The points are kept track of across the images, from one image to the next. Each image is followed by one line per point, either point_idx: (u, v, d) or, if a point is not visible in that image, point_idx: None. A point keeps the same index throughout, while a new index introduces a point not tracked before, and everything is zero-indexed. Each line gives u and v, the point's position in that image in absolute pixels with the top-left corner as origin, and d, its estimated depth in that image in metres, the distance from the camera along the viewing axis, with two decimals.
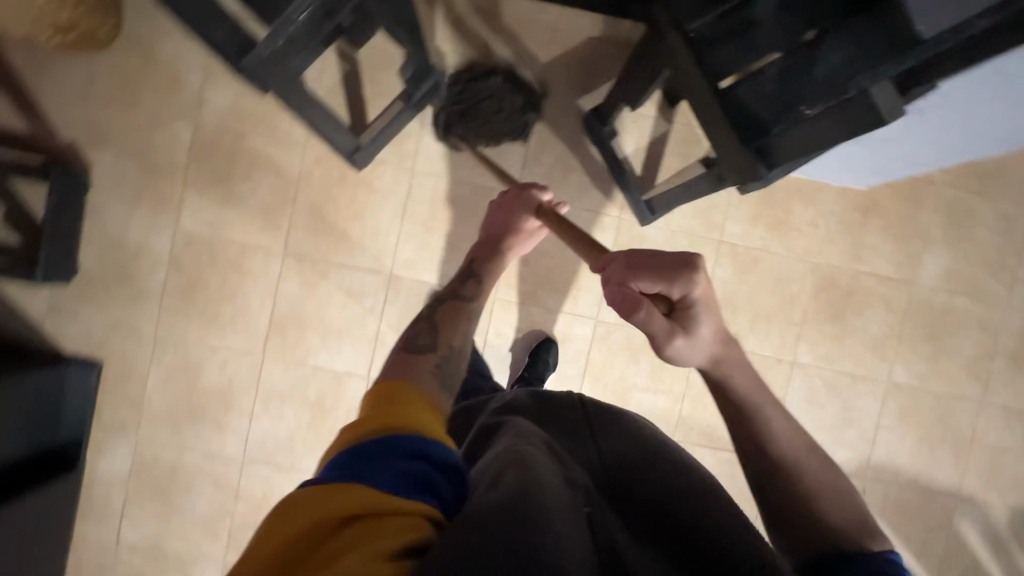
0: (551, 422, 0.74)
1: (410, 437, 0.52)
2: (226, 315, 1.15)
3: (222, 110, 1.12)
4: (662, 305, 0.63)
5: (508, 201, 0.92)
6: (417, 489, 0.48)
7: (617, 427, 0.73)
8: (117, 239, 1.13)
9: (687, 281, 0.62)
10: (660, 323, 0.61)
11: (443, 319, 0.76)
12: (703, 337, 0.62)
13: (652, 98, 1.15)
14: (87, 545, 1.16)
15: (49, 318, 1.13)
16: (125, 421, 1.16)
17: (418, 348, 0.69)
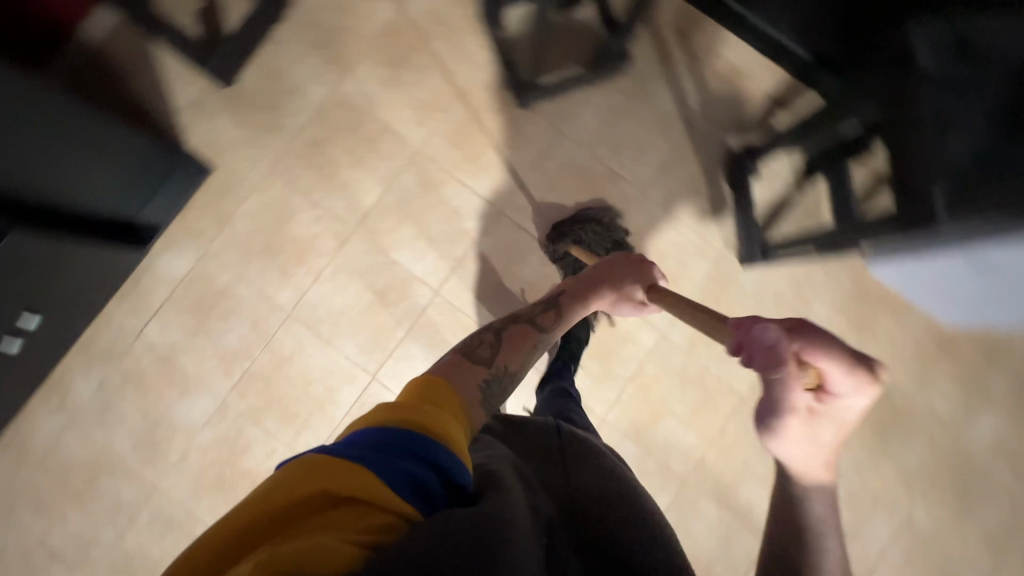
0: (521, 436, 0.70)
1: (424, 438, 0.49)
2: (339, 180, 1.19)
3: (424, 10, 1.21)
4: (809, 382, 0.51)
5: (627, 264, 0.88)
6: (411, 492, 0.45)
7: (588, 466, 0.67)
8: (280, 72, 1.20)
9: (847, 386, 0.50)
10: (788, 393, 0.50)
11: (511, 339, 0.72)
12: (812, 438, 0.51)
13: (791, 163, 1.23)
14: (109, 325, 1.15)
15: (187, 111, 1.18)
16: (202, 230, 1.18)
17: (477, 358, 0.65)
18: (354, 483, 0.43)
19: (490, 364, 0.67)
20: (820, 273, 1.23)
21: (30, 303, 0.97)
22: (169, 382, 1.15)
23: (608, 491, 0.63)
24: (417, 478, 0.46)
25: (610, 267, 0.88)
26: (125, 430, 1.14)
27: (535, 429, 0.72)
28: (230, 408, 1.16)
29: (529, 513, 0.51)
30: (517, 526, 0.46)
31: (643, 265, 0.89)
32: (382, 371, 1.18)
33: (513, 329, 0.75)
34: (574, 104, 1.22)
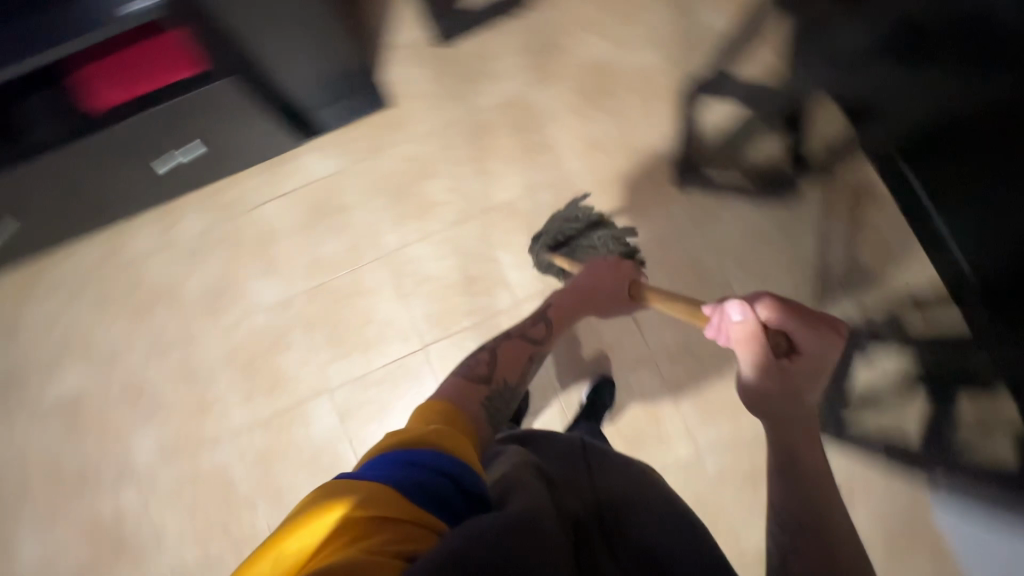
0: (548, 450, 0.70)
1: (433, 455, 0.51)
2: (488, 166, 1.25)
3: (636, 65, 1.27)
4: (778, 341, 0.65)
5: (604, 264, 0.99)
6: (431, 500, 0.47)
7: (617, 470, 0.67)
8: (491, 55, 1.28)
9: (805, 335, 0.64)
10: (755, 346, 0.65)
11: (507, 355, 0.80)
12: (781, 381, 0.63)
13: (908, 368, 1.14)
14: (240, 184, 1.24)
15: (398, 49, 1.28)
16: (356, 148, 1.26)
17: (477, 378, 0.74)
18: (372, 500, 0.44)
19: (488, 380, 0.75)
20: (885, 489, 1.12)
21: (200, 139, 1.06)
22: (257, 258, 1.22)
23: (638, 492, 0.63)
24: (434, 487, 0.48)
25: (589, 276, 0.97)
26: (202, 277, 1.22)
27: (561, 442, 0.73)
28: (292, 307, 1.21)
29: (552, 508, 0.52)
30: (544, 530, 0.46)
31: (613, 266, 0.98)
32: (433, 347, 1.19)
33: (506, 348, 0.82)
34: (726, 207, 1.22)
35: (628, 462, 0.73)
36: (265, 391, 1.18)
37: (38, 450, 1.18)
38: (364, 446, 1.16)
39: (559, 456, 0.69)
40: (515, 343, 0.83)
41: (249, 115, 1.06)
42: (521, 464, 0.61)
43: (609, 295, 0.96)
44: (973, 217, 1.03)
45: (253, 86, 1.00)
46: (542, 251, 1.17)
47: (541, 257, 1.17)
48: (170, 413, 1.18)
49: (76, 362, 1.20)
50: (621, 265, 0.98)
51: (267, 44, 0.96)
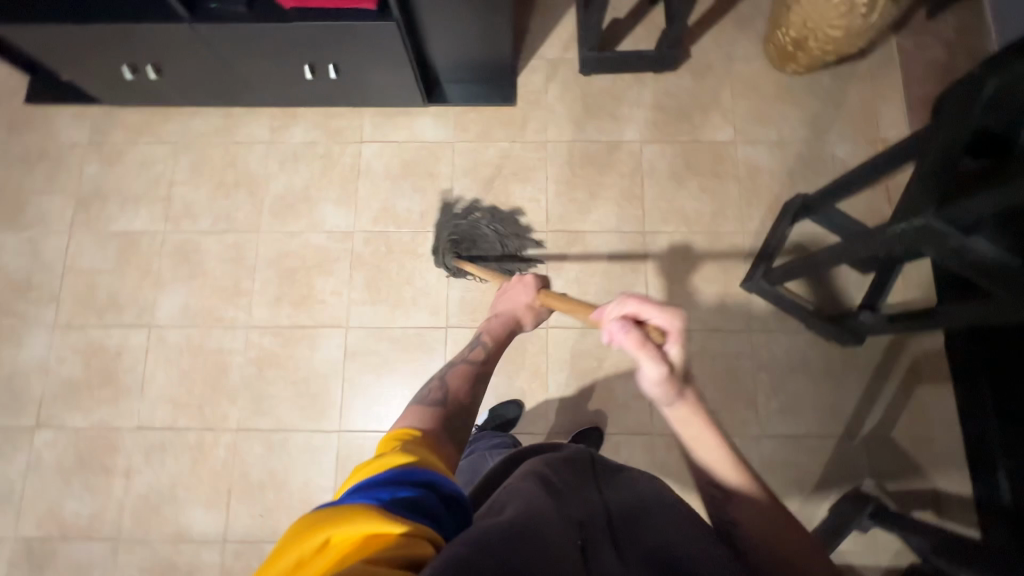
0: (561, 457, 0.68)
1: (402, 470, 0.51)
2: (576, 194, 1.28)
3: (751, 162, 1.29)
4: (654, 335, 0.64)
5: (514, 284, 0.98)
6: (415, 511, 0.47)
7: (629, 485, 0.65)
8: (622, 98, 1.32)
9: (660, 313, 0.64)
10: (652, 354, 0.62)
11: (456, 376, 0.81)
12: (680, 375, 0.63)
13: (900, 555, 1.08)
14: (356, 117, 1.33)
15: (542, 61, 1.34)
16: (467, 128, 1.32)
17: (431, 401, 0.73)
18: (351, 521, 0.45)
19: (441, 402, 0.73)
20: None
21: (342, 63, 1.14)
22: (341, 185, 1.29)
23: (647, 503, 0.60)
24: (415, 498, 0.48)
25: (502, 302, 0.98)
26: (287, 181, 1.30)
27: (573, 449, 0.71)
28: (349, 240, 1.26)
29: (555, 521, 0.50)
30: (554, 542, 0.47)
31: (512, 287, 0.98)
32: (454, 331, 1.21)
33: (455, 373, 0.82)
34: (783, 325, 1.19)
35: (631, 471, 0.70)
36: (293, 303, 1.24)
37: (85, 265, 1.27)
38: (353, 390, 1.19)
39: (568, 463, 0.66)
40: (461, 370, 0.82)
41: (391, 62, 1.14)
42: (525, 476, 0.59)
43: (525, 312, 0.96)
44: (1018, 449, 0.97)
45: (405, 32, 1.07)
46: (447, 261, 1.19)
47: (451, 266, 1.20)
48: (204, 284, 1.25)
49: (151, 206, 1.30)
50: (521, 283, 0.97)
51: (435, 3, 1.04)
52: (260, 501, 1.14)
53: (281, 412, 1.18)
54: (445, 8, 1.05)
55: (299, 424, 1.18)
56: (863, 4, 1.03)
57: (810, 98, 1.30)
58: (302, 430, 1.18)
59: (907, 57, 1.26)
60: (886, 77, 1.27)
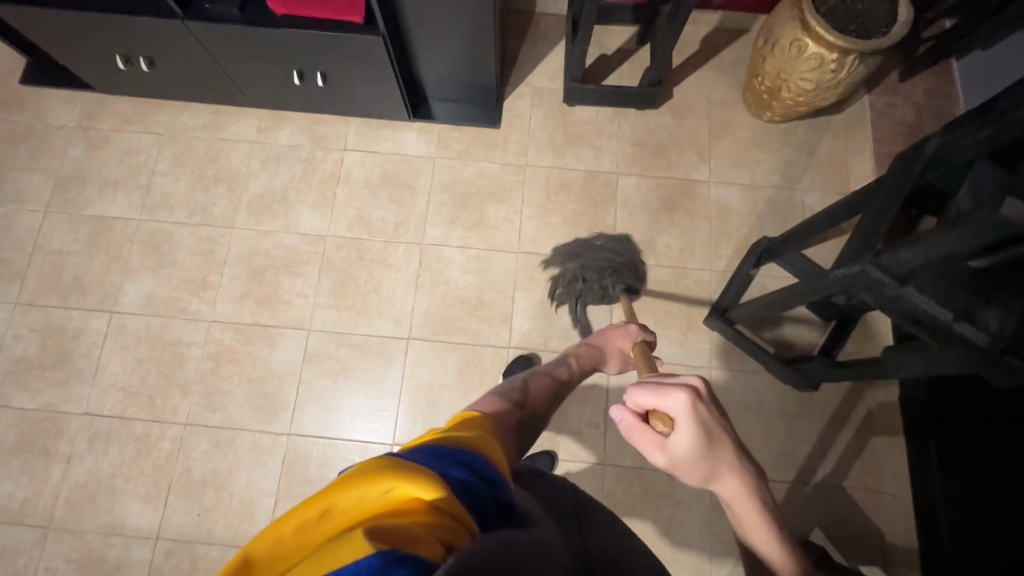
0: (546, 491, 0.65)
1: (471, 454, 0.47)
2: (549, 218, 1.30)
3: (722, 202, 1.32)
4: (659, 424, 0.58)
5: (617, 329, 1.01)
6: (466, 497, 0.42)
7: (616, 542, 0.61)
8: (603, 130, 1.36)
9: (664, 400, 0.57)
10: (647, 445, 0.59)
11: (539, 386, 0.79)
12: (693, 464, 0.57)
13: None
14: (343, 126, 1.36)
15: (529, 88, 1.39)
16: (450, 146, 1.35)
17: (512, 400, 0.70)
18: (410, 480, 0.39)
19: (521, 404, 0.71)
20: None
21: (329, 72, 1.17)
22: (319, 191, 1.31)
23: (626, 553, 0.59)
24: (469, 483, 0.44)
25: (601, 335, 1.00)
26: (267, 181, 1.32)
27: (557, 484, 0.68)
28: (321, 244, 1.27)
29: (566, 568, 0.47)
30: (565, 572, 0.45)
31: (619, 328, 1.00)
32: (416, 343, 1.21)
33: (534, 378, 0.81)
34: (741, 365, 1.21)
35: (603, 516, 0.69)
36: (257, 301, 1.24)
37: (54, 245, 1.27)
38: (308, 394, 1.18)
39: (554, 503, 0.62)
40: (544, 378, 0.81)
41: (379, 76, 1.18)
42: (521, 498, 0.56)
43: (615, 357, 0.98)
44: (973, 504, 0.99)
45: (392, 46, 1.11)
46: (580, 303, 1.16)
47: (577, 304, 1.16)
48: (171, 276, 1.25)
49: (130, 193, 1.31)
50: (629, 327, 1.01)
51: (421, 22, 1.07)
52: (199, 499, 1.12)
53: (231, 410, 1.17)
54: (432, 27, 1.09)
55: (249, 423, 1.16)
56: (832, 60, 1.07)
57: (784, 146, 1.34)
58: (250, 429, 1.16)
59: (877, 115, 1.31)
60: (856, 132, 1.32)
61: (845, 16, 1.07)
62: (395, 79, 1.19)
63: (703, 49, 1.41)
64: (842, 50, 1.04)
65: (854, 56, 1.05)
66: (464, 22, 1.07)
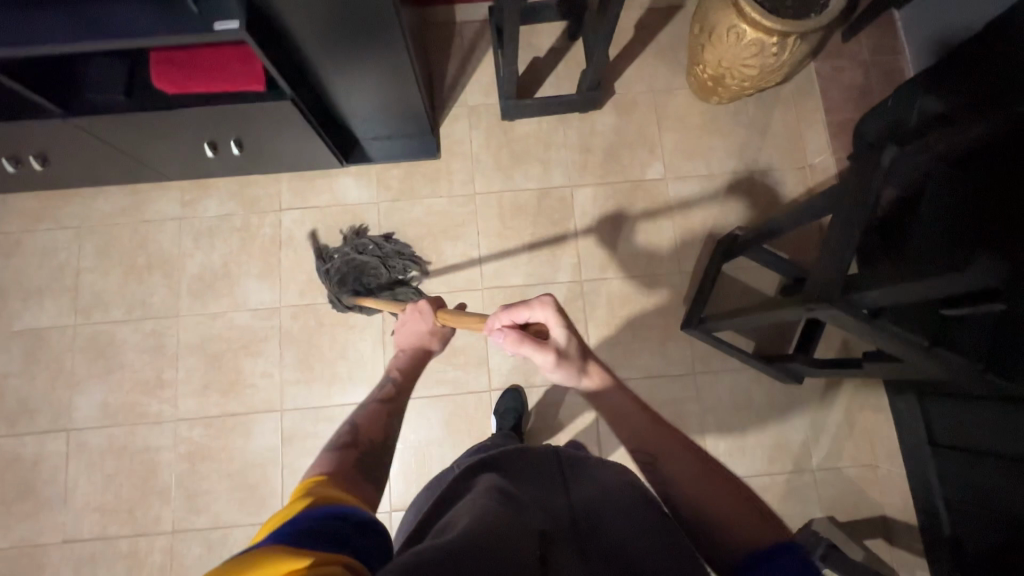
0: (525, 467, 0.65)
1: (325, 507, 0.50)
2: (508, 246, 1.24)
3: (682, 198, 1.27)
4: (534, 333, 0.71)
5: (409, 314, 0.93)
6: (333, 542, 0.45)
7: (596, 478, 0.64)
8: (549, 141, 1.29)
9: (537, 303, 0.71)
10: (534, 350, 0.69)
11: (369, 420, 0.76)
12: (568, 352, 0.70)
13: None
14: (272, 183, 1.26)
15: (464, 108, 1.30)
16: (392, 187, 1.27)
17: (342, 445, 0.69)
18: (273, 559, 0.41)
19: (354, 442, 0.69)
20: None
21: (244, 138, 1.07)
22: (262, 259, 1.23)
23: (615, 501, 0.59)
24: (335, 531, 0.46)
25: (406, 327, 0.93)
26: (204, 259, 1.23)
27: (538, 456, 0.67)
28: (275, 317, 1.20)
29: (512, 526, 0.49)
30: (508, 544, 0.46)
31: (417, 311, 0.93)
32: None
33: (364, 414, 0.77)
34: (724, 364, 1.20)
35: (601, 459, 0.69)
36: (220, 390, 1.17)
37: None
38: (294, 478, 1.14)
39: (529, 468, 0.65)
40: (367, 410, 0.78)
41: (299, 133, 1.08)
42: (485, 492, 0.56)
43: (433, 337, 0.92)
44: (977, 490, 0.94)
45: (305, 102, 1.01)
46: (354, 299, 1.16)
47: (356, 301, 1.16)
48: (123, 381, 1.18)
49: (58, 298, 1.21)
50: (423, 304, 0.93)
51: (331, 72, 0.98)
52: None
53: (217, 510, 1.12)
54: (347, 73, 1.00)
55: (239, 519, 1.12)
56: (773, 43, 1.01)
57: (736, 127, 1.29)
58: (242, 524, 1.12)
59: (824, 82, 1.27)
60: (806, 102, 1.27)
61: None
62: (317, 133, 1.10)
63: (638, 34, 1.33)
64: (782, 32, 0.98)
65: (795, 37, 1.00)
66: (377, 62, 0.98)
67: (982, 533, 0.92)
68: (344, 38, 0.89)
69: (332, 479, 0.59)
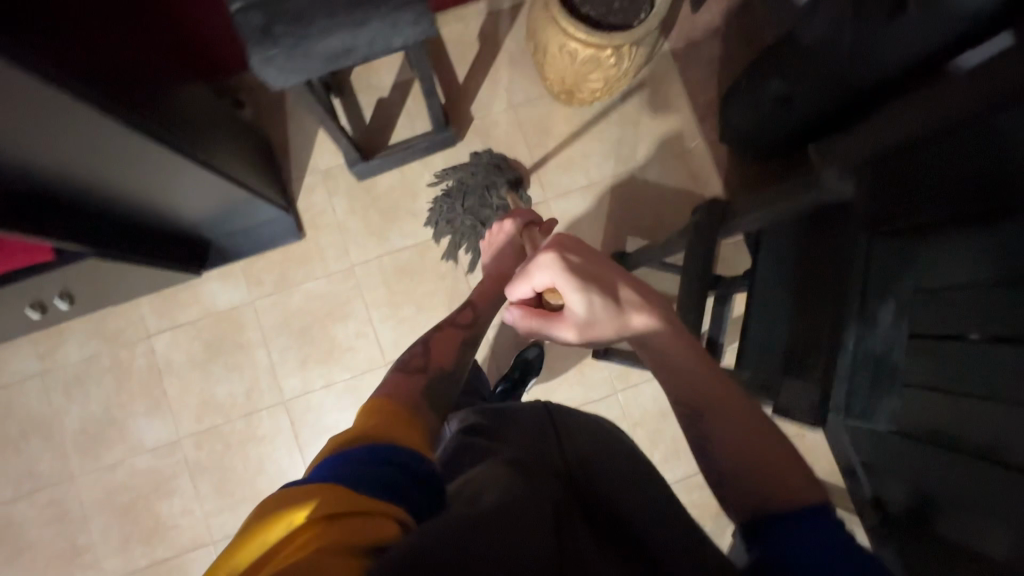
0: (512, 435, 0.59)
1: (368, 447, 0.45)
2: (401, 313, 1.18)
3: (567, 216, 1.22)
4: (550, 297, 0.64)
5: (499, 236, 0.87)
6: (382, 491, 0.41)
7: (588, 435, 0.60)
8: (417, 192, 1.20)
9: (541, 277, 0.61)
10: (548, 323, 0.64)
11: (437, 343, 0.70)
12: (590, 312, 0.60)
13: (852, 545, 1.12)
14: (130, 311, 1.15)
15: (318, 174, 1.19)
16: (262, 281, 1.17)
17: (412, 370, 0.64)
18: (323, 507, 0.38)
19: (424, 371, 0.65)
20: None
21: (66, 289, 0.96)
22: (145, 395, 1.14)
23: (615, 459, 0.56)
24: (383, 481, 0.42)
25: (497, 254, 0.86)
26: (82, 410, 1.13)
27: (529, 423, 0.62)
28: (177, 450, 1.13)
29: (529, 492, 0.44)
30: (525, 511, 0.41)
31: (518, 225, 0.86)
32: None
33: (437, 339, 0.72)
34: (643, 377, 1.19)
35: (592, 422, 0.65)
36: (141, 542, 1.12)
37: None
38: None
39: (521, 432, 0.60)
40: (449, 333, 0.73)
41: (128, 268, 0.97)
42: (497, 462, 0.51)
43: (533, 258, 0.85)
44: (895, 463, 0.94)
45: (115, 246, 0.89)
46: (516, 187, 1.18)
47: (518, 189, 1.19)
48: (35, 559, 1.11)
49: None
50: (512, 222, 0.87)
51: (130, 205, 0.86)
52: None
53: None
54: (150, 200, 0.88)
55: None
56: (608, 54, 0.93)
57: (605, 127, 1.22)
58: None
59: (682, 61, 1.19)
60: (670, 86, 1.20)
61: None
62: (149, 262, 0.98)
63: (484, 46, 1.22)
64: (613, 43, 0.91)
65: (629, 45, 0.92)
66: (191, 185, 0.89)
67: (892, 498, 0.97)
68: (136, 186, 0.81)
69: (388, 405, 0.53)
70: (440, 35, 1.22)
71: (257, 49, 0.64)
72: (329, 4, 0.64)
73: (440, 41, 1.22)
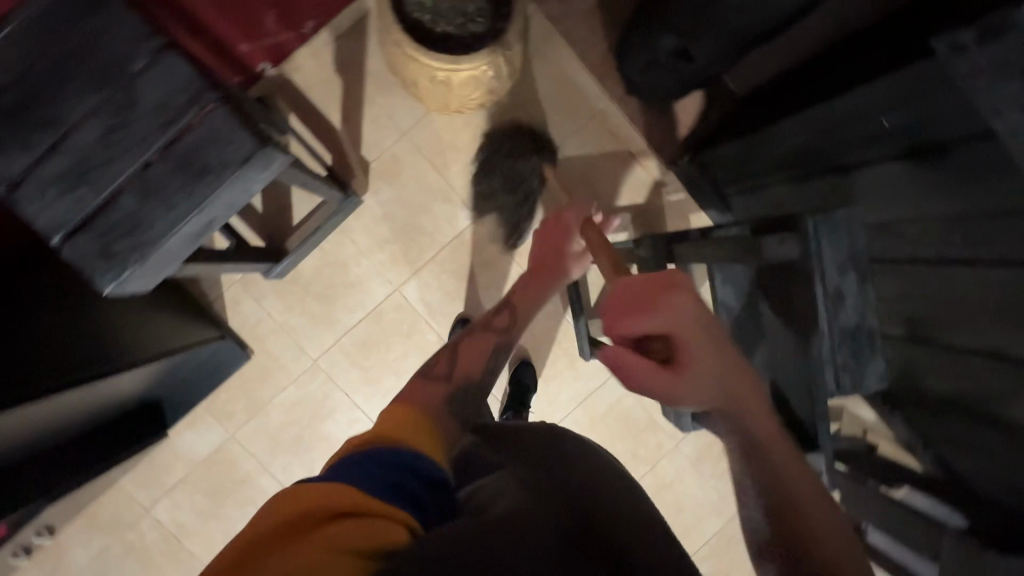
0: (516, 452, 0.48)
1: (385, 449, 0.43)
2: (381, 388, 1.13)
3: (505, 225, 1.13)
4: (659, 347, 0.49)
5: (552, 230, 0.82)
6: (395, 494, 0.39)
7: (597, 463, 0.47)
8: (344, 261, 1.11)
9: (668, 314, 0.48)
10: (651, 374, 0.47)
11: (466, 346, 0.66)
12: (709, 368, 0.47)
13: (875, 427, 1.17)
14: (117, 494, 1.09)
15: (236, 284, 1.10)
16: (233, 413, 1.12)
17: (436, 375, 0.59)
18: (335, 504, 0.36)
19: (450, 377, 0.59)
20: None
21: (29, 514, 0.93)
22: (172, 563, 1.11)
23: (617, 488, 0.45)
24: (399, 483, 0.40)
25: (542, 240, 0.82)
26: None
27: (534, 435, 0.51)
28: None
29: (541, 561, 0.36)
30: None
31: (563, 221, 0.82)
32: None
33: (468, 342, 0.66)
34: None
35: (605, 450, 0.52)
36: None
37: None
38: None
39: (520, 447, 0.49)
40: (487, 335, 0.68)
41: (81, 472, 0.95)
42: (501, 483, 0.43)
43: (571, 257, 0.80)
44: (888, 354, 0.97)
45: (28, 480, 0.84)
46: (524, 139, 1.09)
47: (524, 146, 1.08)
48: None
49: None
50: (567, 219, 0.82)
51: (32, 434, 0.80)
52: None
53: None
54: (54, 418, 0.82)
55: None
56: (485, 71, 0.83)
57: (507, 118, 1.11)
58: None
59: (559, 21, 1.08)
60: (555, 49, 1.09)
61: (451, 7, 0.82)
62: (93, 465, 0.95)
63: (347, 80, 1.07)
64: (485, 58, 0.80)
65: (503, 52, 0.82)
66: (83, 394, 0.82)
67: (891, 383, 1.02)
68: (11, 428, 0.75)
69: (412, 407, 0.49)
70: (293, 85, 1.06)
71: (104, 277, 0.55)
72: (161, 194, 0.55)
73: (297, 92, 1.06)
